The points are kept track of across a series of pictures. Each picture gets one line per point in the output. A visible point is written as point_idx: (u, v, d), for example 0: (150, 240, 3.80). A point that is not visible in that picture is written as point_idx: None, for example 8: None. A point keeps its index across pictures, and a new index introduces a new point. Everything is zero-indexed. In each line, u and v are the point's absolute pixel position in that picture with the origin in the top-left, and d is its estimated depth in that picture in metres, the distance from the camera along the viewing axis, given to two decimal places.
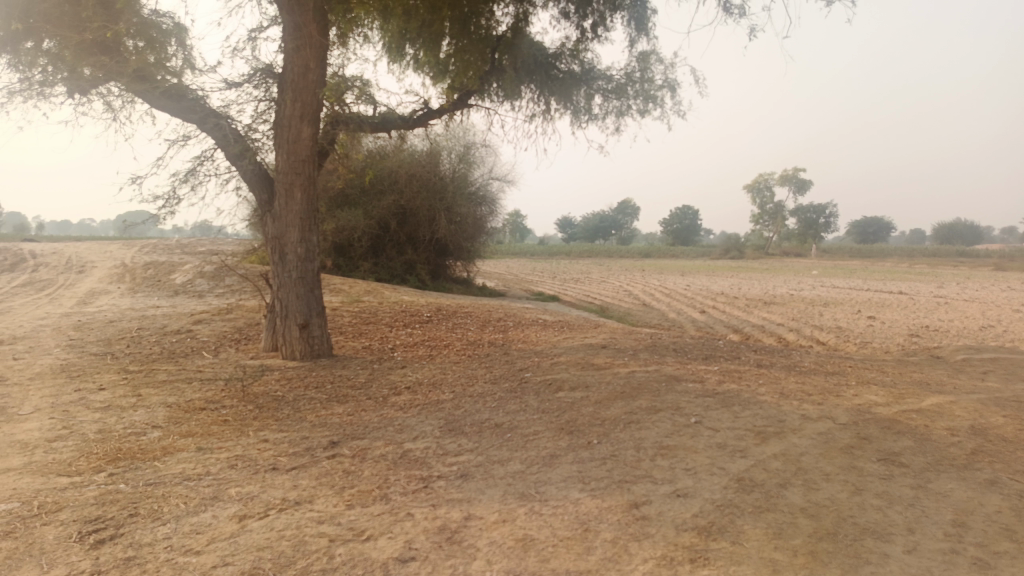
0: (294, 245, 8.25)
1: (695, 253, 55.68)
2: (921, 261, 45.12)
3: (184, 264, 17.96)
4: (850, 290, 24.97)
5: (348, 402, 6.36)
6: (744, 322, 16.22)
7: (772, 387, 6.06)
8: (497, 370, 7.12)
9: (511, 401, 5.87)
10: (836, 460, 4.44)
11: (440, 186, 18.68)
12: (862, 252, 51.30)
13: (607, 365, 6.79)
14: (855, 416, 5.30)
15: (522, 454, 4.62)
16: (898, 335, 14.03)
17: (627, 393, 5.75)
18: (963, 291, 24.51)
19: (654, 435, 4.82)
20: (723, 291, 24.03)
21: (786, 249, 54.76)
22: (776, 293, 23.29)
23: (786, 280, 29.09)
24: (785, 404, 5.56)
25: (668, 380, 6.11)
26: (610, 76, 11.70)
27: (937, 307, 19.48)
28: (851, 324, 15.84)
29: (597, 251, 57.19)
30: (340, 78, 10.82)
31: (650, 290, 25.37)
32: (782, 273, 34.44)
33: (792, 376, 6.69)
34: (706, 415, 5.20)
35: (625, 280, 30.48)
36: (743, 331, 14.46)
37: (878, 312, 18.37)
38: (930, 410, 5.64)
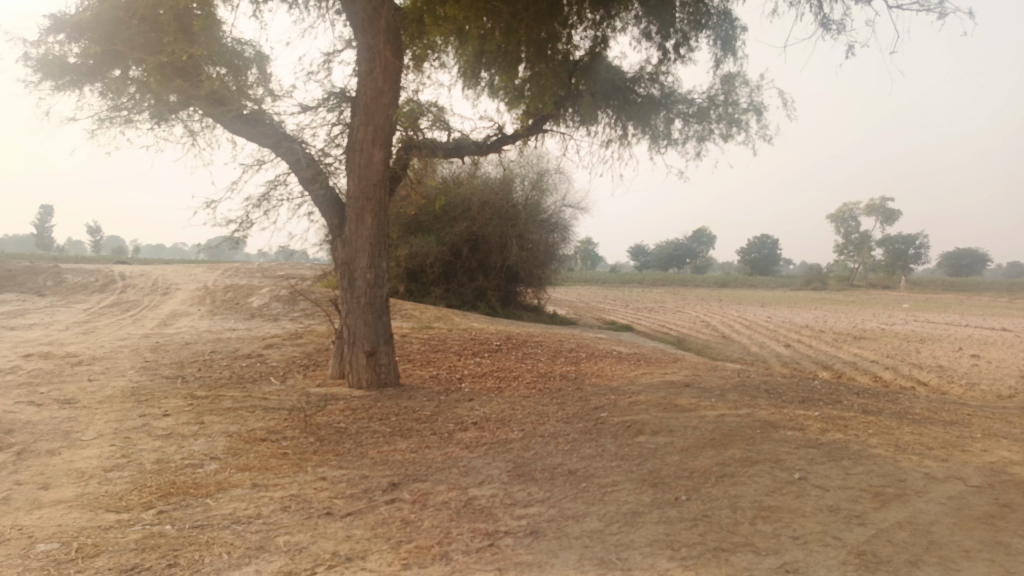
0: (363, 271, 8.02)
1: (774, 283, 53.64)
2: (1023, 296, 42.08)
3: (261, 287, 18.23)
4: (948, 325, 23.26)
5: (411, 437, 5.99)
6: (832, 358, 15.15)
7: (885, 439, 5.32)
8: (570, 408, 6.60)
9: (586, 445, 5.35)
10: (976, 533, 3.72)
11: (513, 212, 18.42)
12: (956, 285, 48.26)
13: (691, 406, 6.18)
14: (990, 478, 4.52)
15: (600, 509, 4.11)
16: (1010, 377, 12.74)
17: (717, 440, 5.15)
18: None
19: (752, 492, 4.23)
20: (807, 324, 22.76)
21: (873, 281, 52.07)
22: (865, 327, 21.90)
23: (874, 314, 27.41)
24: (903, 460, 4.83)
25: (763, 427, 5.46)
26: (691, 100, 11.16)
27: None
28: (954, 363, 14.54)
29: (671, 279, 55.90)
30: (415, 103, 10.66)
31: (728, 321, 24.31)
32: (870, 306, 32.48)
33: (905, 425, 5.90)
34: (811, 470, 4.55)
35: (700, 309, 29.47)
36: (833, 368, 13.44)
37: (982, 350, 16.87)
38: None
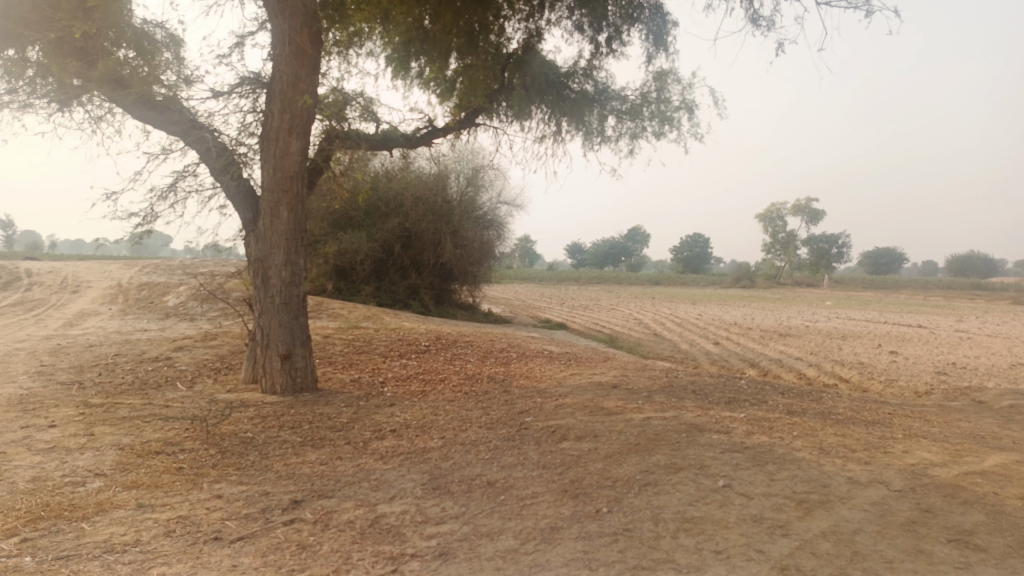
0: (278, 268, 7.54)
1: (706, 281, 54.79)
2: (935, 294, 44.28)
3: (179, 285, 17.32)
4: (867, 322, 24.10)
5: (323, 447, 5.61)
6: (759, 355, 15.38)
7: (810, 442, 5.24)
8: (495, 413, 6.32)
9: (508, 453, 5.08)
10: (899, 541, 3.62)
11: (446, 208, 18.00)
12: (876, 283, 50.34)
13: (619, 409, 5.97)
14: (911, 481, 4.47)
15: (517, 524, 3.84)
16: (925, 373, 13.17)
17: (642, 445, 4.96)
18: (987, 326, 23.52)
19: (675, 502, 4.04)
20: (736, 322, 23.19)
21: (799, 279, 53.81)
22: (790, 325, 22.46)
23: (799, 311, 28.17)
24: (827, 463, 4.75)
25: (689, 431, 5.30)
26: (624, 96, 11.06)
27: (960, 343, 18.56)
28: (873, 360, 14.95)
29: (606, 277, 56.40)
30: (341, 93, 10.18)
31: (661, 318, 24.56)
32: (796, 303, 33.42)
33: (829, 426, 5.85)
34: (736, 477, 4.40)
35: (634, 307, 29.74)
36: (761, 366, 13.60)
37: (899, 347, 17.43)
38: (996, 472, 4.77)
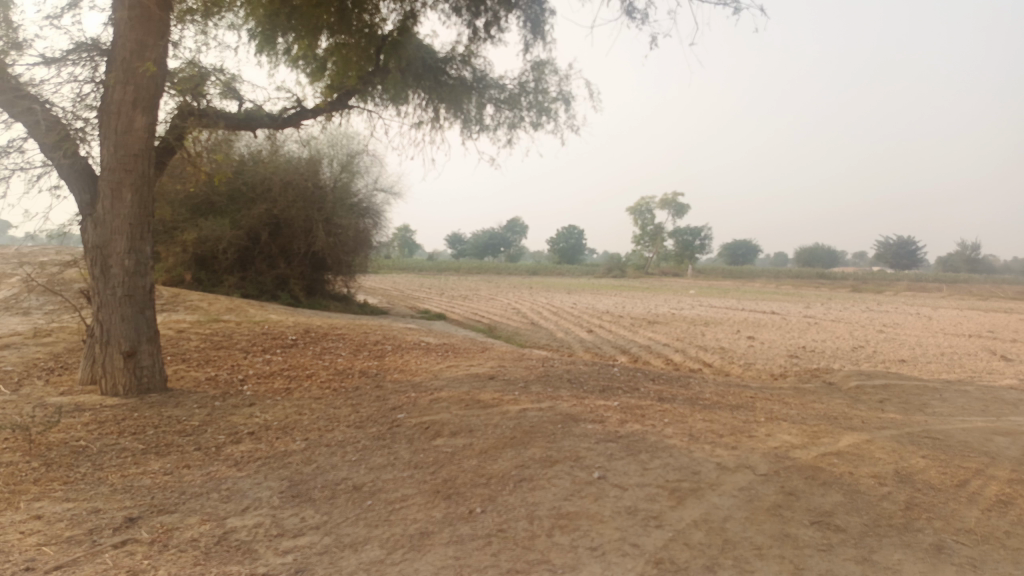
0: (120, 257, 6.77)
1: (580, 271, 56.19)
2: (786, 282, 47.77)
3: (10, 275, 15.50)
4: (728, 309, 25.52)
5: (169, 455, 5.05)
6: (631, 343, 15.81)
7: (681, 429, 5.29)
8: (365, 410, 5.97)
9: (377, 453, 4.77)
10: (766, 527, 3.66)
11: (318, 195, 17.17)
12: (735, 273, 53.61)
13: (495, 401, 5.79)
14: (775, 465, 4.58)
15: (383, 532, 3.57)
16: (779, 357, 14.01)
17: (517, 439, 4.79)
18: (830, 311, 25.53)
19: (551, 497, 3.90)
20: (609, 310, 23.84)
21: (666, 269, 56.35)
22: (659, 312, 23.37)
23: (666, 299, 29.41)
24: (697, 450, 4.79)
25: (564, 421, 5.19)
26: (503, 85, 10.89)
27: (809, 328, 19.99)
28: (734, 345, 15.76)
29: (484, 267, 56.57)
30: (197, 67, 9.35)
31: (538, 308, 24.82)
32: (663, 292, 34.88)
33: (698, 412, 5.96)
34: (611, 468, 4.32)
35: (511, 296, 29.94)
36: (632, 353, 13.96)
37: (756, 332, 18.51)
38: (850, 452, 5.01)
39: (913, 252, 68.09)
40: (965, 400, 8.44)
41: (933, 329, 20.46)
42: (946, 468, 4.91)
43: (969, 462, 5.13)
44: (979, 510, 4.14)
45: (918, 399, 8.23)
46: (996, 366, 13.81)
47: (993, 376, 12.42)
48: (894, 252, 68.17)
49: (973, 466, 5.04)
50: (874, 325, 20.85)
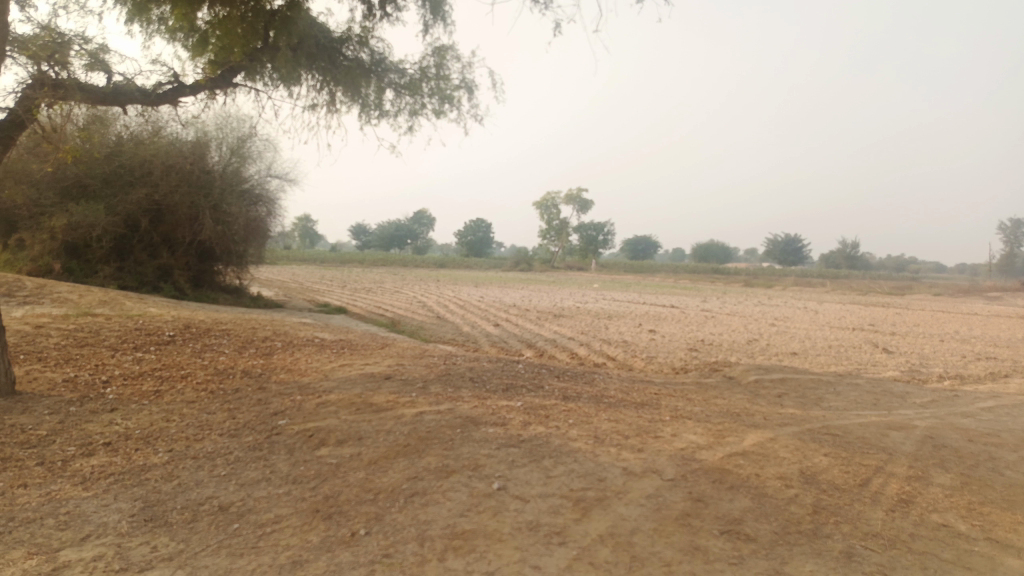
0: None
1: (487, 264, 56.01)
2: (685, 277, 49.31)
3: None
4: (630, 303, 25.90)
5: (1, 473, 4.31)
6: (535, 336, 15.63)
7: (585, 430, 4.93)
8: (242, 416, 5.37)
9: (251, 467, 4.25)
10: (675, 539, 3.41)
11: (206, 180, 16.03)
12: (636, 267, 54.87)
13: (389, 404, 5.32)
14: (682, 468, 4.34)
15: (248, 563, 3.08)
16: (679, 350, 14.16)
17: (411, 447, 4.36)
18: (726, 305, 26.35)
19: (445, 513, 3.52)
20: (515, 304, 23.67)
21: (570, 263, 57.01)
22: (564, 305, 23.41)
23: (571, 293, 29.56)
24: (602, 454, 4.43)
25: (464, 425, 4.79)
26: (403, 69, 10.36)
27: (707, 321, 20.49)
28: (636, 338, 15.85)
29: (389, 259, 55.36)
30: (56, 32, 8.34)
31: (443, 301, 24.32)
32: (568, 286, 35.09)
33: (604, 410, 5.70)
34: (512, 476, 3.95)
35: (417, 289, 29.29)
36: (536, 347, 13.73)
37: (657, 325, 18.75)
38: (755, 452, 4.87)
39: (800, 249, 72.06)
40: (855, 394, 8.65)
41: (819, 323, 21.42)
42: (847, 467, 4.87)
43: (868, 460, 5.13)
44: (882, 513, 4.08)
45: (813, 393, 8.35)
46: (877, 358, 14.50)
47: (876, 369, 12.99)
48: (783, 248, 71.84)
49: (871, 464, 5.04)
50: (766, 319, 21.64)
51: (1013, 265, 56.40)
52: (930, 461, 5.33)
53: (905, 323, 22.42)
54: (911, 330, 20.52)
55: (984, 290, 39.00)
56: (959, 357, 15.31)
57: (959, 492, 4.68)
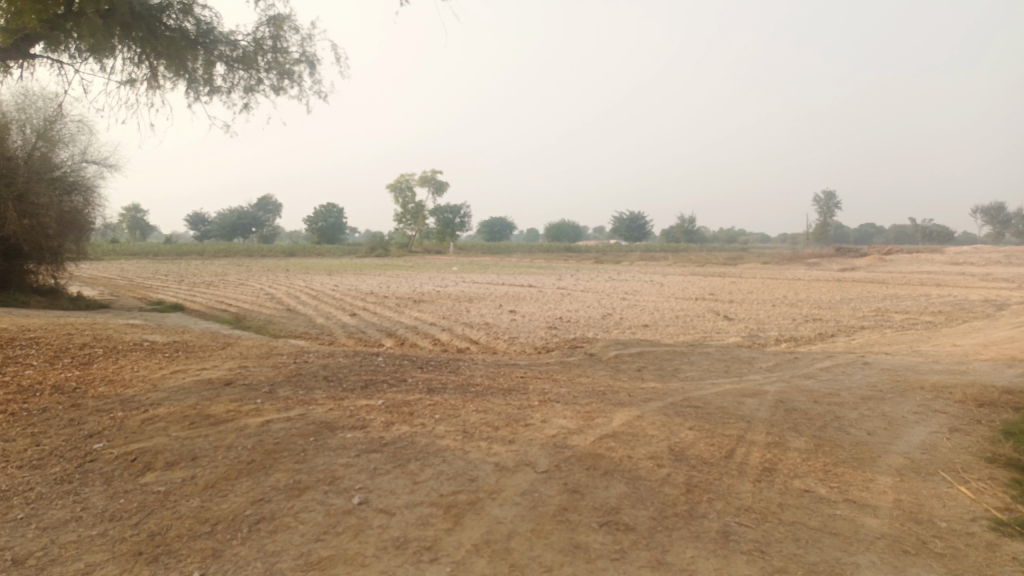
0: None
1: (340, 251, 54.01)
2: (540, 256, 50.27)
3: None
4: (489, 284, 25.88)
5: None
6: (395, 324, 15.08)
7: (452, 424, 4.60)
8: (49, 442, 4.56)
9: (58, 506, 3.55)
10: (554, 540, 3.18)
11: (6, 168, 13.96)
12: (493, 248, 55.20)
13: (230, 414, 4.71)
14: (555, 456, 4.12)
15: None
16: (540, 328, 14.20)
17: (255, 464, 3.83)
18: (580, 282, 26.94)
19: (298, 540, 3.07)
20: (371, 290, 22.91)
21: (428, 248, 56.39)
22: (422, 290, 22.95)
23: (429, 277, 29.09)
24: (471, 450, 4.12)
25: (317, 433, 4.31)
26: (234, 41, 9.41)
27: (564, 299, 20.85)
28: (497, 320, 15.75)
29: (234, 249, 52.05)
30: None
31: (294, 291, 23.04)
32: (426, 269, 34.56)
33: (470, 399, 5.39)
34: (373, 487, 3.56)
35: (265, 280, 27.64)
36: (397, 335, 13.23)
37: (517, 305, 18.77)
38: (626, 432, 4.76)
39: (644, 226, 75.75)
40: (708, 362, 8.95)
41: (667, 295, 22.41)
42: (712, 439, 4.90)
43: (730, 430, 5.20)
44: (751, 485, 4.09)
45: (671, 365, 8.53)
46: (721, 326, 15.34)
47: (721, 336, 13.69)
48: (628, 225, 75.08)
49: (733, 434, 5.12)
50: (618, 294, 22.38)
51: (825, 235, 62.53)
52: (785, 426, 5.52)
53: (741, 291, 24.01)
54: (747, 297, 21.99)
55: (804, 257, 42.88)
56: (790, 320, 16.53)
57: (814, 455, 4.86)
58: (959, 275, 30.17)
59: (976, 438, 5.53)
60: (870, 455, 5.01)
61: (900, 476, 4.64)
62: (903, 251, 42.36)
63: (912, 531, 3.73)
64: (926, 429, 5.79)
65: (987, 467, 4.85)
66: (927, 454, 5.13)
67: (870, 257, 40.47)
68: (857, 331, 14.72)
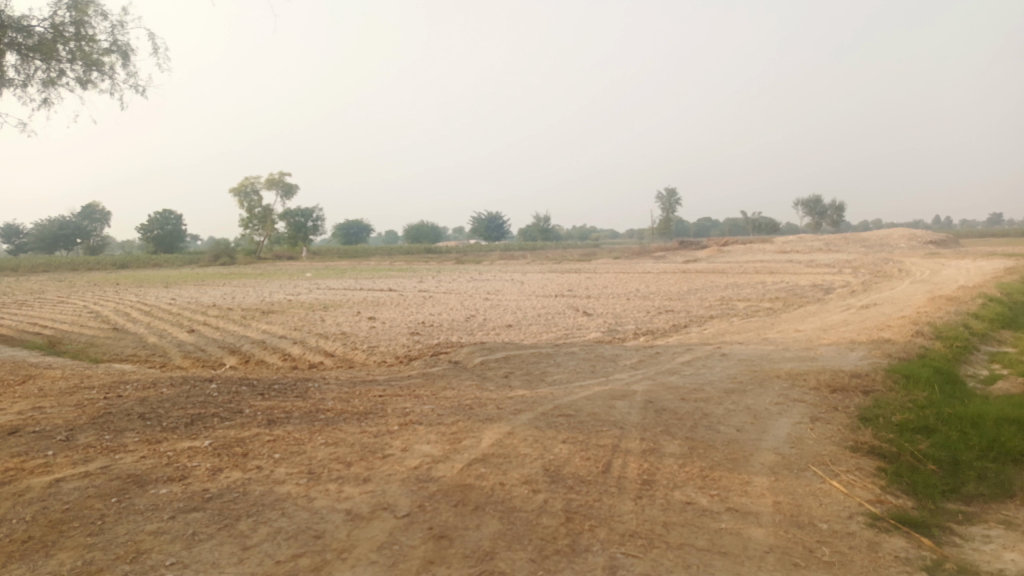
0: None
1: (181, 260, 49.91)
2: (399, 259, 49.10)
3: None
4: (346, 290, 24.69)
5: None
6: (241, 339, 13.78)
7: (295, 464, 3.93)
8: None
9: None
10: None
11: None
12: (350, 252, 53.24)
13: (8, 475, 3.76)
14: (417, 493, 3.58)
15: None
16: (400, 335, 13.51)
17: (32, 544, 2.99)
18: (440, 284, 26.29)
19: None
20: (214, 303, 21.05)
21: (279, 255, 53.50)
22: (272, 300, 21.44)
23: (280, 285, 27.35)
24: (317, 497, 3.49)
25: (122, 494, 3.49)
26: (28, 26, 7.99)
27: (425, 302, 20.20)
28: (355, 328, 14.85)
29: (54, 262, 46.63)
30: None
31: (123, 308, 20.73)
32: (277, 277, 32.51)
33: (318, 429, 4.71)
34: (190, 562, 2.85)
35: (91, 297, 24.75)
36: (242, 352, 12.04)
37: (376, 312, 17.90)
38: (496, 453, 4.30)
39: (501, 225, 76.36)
40: (575, 363, 8.70)
41: (527, 293, 22.31)
42: (587, 452, 4.55)
43: (604, 440, 4.88)
44: (632, 502, 3.76)
45: (538, 368, 8.19)
46: (582, 322, 15.37)
47: (583, 332, 13.68)
48: (487, 225, 75.41)
49: (608, 444, 4.80)
50: (480, 294, 22.05)
51: (670, 228, 65.93)
52: (658, 429, 5.30)
53: (597, 286, 24.43)
54: (603, 292, 22.37)
55: (652, 250, 44.85)
56: (645, 313, 16.90)
57: (691, 460, 4.64)
58: (788, 263, 32.62)
59: (837, 426, 5.60)
60: (743, 455, 4.88)
61: (775, 475, 4.52)
62: (737, 242, 45.37)
63: (798, 539, 3.55)
64: (790, 421, 5.80)
65: (852, 456, 4.86)
66: (795, 448, 5.08)
67: (711, 248, 42.97)
68: (708, 321, 15.27)
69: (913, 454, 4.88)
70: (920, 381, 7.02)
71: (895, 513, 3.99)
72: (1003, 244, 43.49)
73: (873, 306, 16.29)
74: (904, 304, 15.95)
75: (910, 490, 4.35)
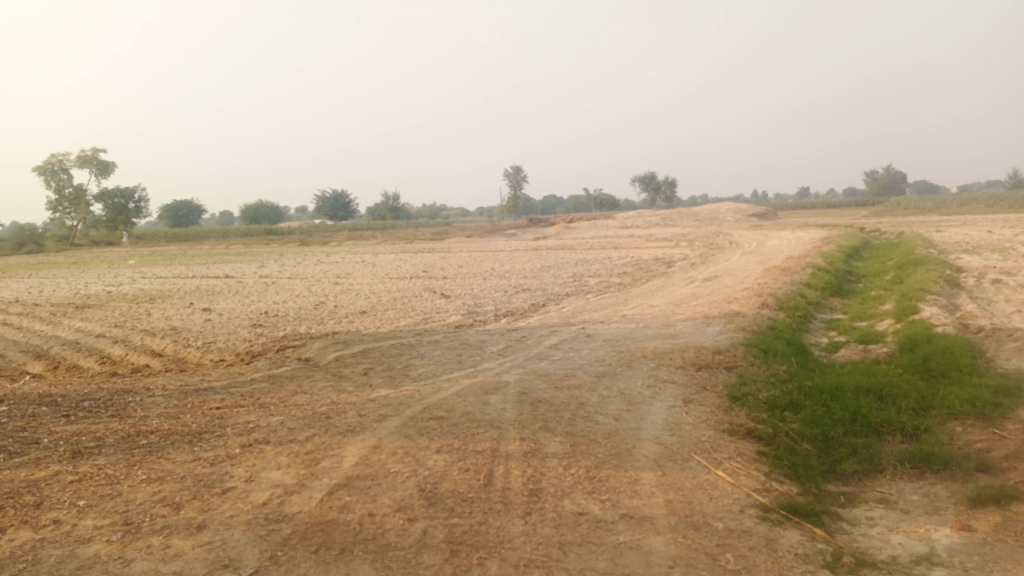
0: None
1: None
2: (237, 241, 45.84)
3: None
4: (176, 278, 22.45)
5: None
6: (49, 340, 11.90)
7: (108, 514, 3.14)
8: None
9: None
10: None
11: None
12: (181, 236, 48.97)
13: None
14: (267, 539, 2.94)
15: None
16: (242, 328, 12.29)
17: None
18: (284, 268, 24.57)
19: None
20: (16, 298, 18.29)
21: (97, 240, 48.19)
22: (87, 292, 18.99)
23: (97, 274, 24.41)
24: (137, 559, 2.76)
25: None
26: None
27: (268, 288, 18.75)
28: (188, 322, 13.37)
29: None
30: None
31: None
32: (95, 266, 29.10)
33: (138, 460, 3.86)
34: None
35: None
36: (50, 356, 10.37)
37: (212, 302, 16.30)
38: (361, 474, 3.71)
39: (348, 204, 73.73)
40: (439, 353, 8.16)
41: (379, 276, 21.36)
42: (464, 462, 4.07)
43: (480, 444, 4.43)
44: (521, 522, 3.33)
45: (399, 362, 7.59)
46: (440, 304, 14.84)
47: (442, 316, 13.15)
48: (332, 204, 72.48)
49: (486, 449, 4.35)
50: (327, 278, 20.85)
51: (518, 205, 66.75)
52: (536, 426, 4.93)
53: (452, 266, 23.93)
54: (458, 271, 21.94)
55: (503, 228, 45.05)
56: (502, 292, 16.65)
57: (575, 459, 4.31)
58: (632, 237, 33.84)
59: (710, 408, 5.52)
60: (626, 448, 4.62)
61: (661, 469, 4.28)
62: (583, 218, 46.66)
63: (699, 546, 3.30)
64: (665, 405, 5.64)
65: (732, 442, 4.76)
66: (675, 436, 4.91)
67: (559, 225, 43.93)
68: (566, 299, 15.30)
69: (788, 435, 4.88)
70: (777, 355, 7.23)
71: (784, 502, 3.88)
72: (814, 216, 47.92)
73: (715, 278, 17.08)
74: (742, 275, 16.84)
75: (792, 474, 4.31)
